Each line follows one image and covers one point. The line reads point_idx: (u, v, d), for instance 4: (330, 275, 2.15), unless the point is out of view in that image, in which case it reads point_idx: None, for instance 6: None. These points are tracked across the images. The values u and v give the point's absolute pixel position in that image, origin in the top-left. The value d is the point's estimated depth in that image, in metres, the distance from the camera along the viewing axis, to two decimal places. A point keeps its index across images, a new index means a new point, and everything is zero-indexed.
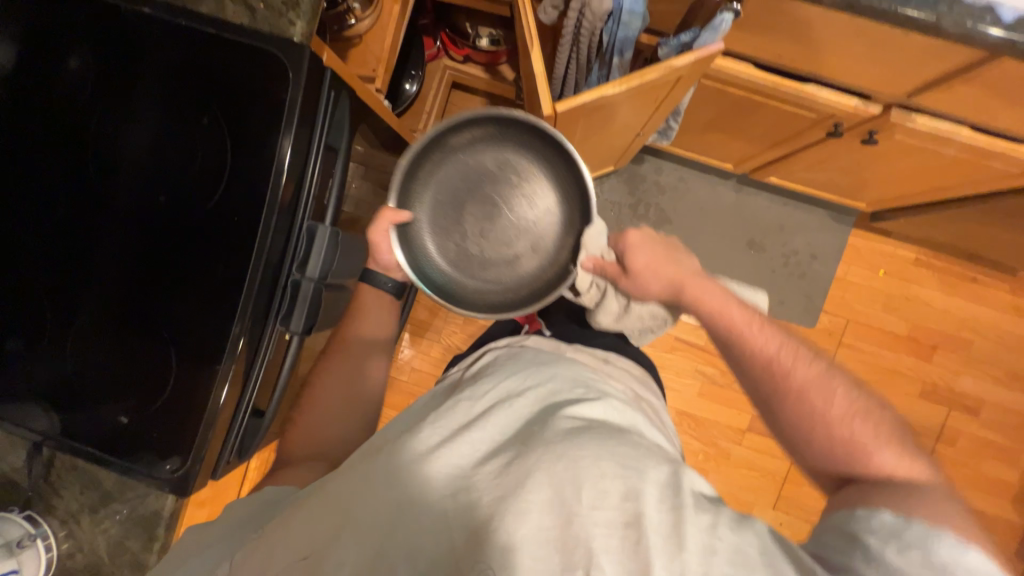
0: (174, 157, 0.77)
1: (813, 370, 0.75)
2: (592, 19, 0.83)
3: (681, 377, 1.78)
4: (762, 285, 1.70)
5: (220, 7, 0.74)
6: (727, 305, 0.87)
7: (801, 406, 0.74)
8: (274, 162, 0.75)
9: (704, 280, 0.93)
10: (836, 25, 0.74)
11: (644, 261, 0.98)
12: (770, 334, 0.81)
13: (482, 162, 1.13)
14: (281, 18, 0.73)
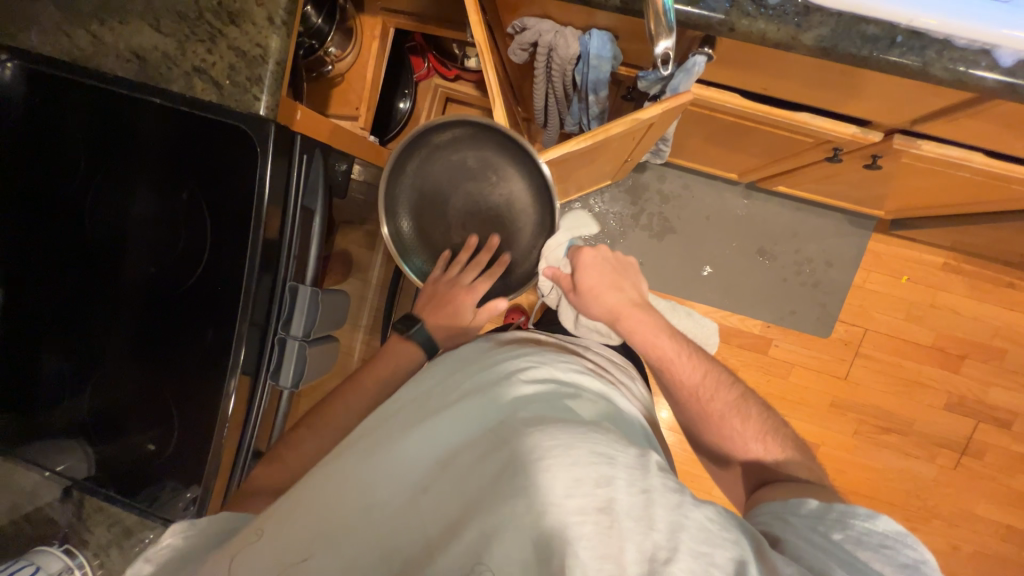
0: (163, 229, 0.82)
1: (728, 397, 0.88)
2: (561, 63, 0.80)
3: None
4: (772, 295, 1.64)
5: (189, 86, 0.76)
6: (660, 339, 0.90)
7: (719, 429, 0.87)
8: (252, 232, 0.79)
9: (643, 313, 0.92)
10: (821, 64, 0.68)
11: (595, 285, 0.95)
12: (695, 364, 0.89)
13: (464, 158, 1.05)
14: (246, 94, 0.75)
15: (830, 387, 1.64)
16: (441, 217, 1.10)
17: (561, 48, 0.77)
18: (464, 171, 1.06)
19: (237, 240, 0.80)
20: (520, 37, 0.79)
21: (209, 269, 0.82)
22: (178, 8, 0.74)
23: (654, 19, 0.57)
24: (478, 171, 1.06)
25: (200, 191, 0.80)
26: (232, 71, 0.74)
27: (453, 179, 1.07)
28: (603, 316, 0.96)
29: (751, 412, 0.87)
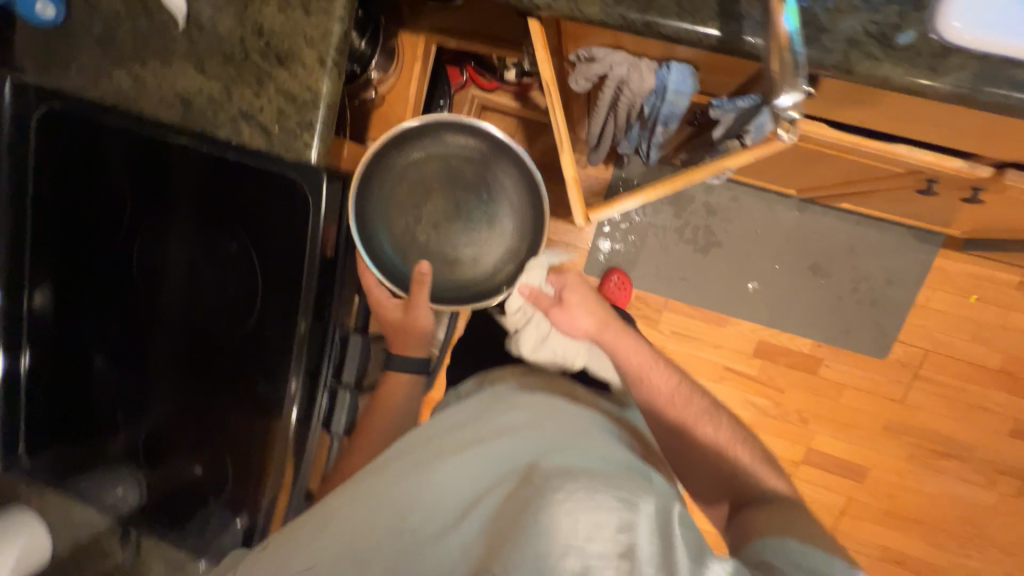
0: (212, 277, 0.80)
1: (698, 405, 0.90)
2: (632, 95, 0.73)
3: (731, 407, 1.66)
4: (825, 313, 1.55)
5: (237, 131, 0.71)
6: (633, 355, 0.95)
7: (695, 438, 0.87)
8: (302, 284, 0.76)
9: (619, 329, 0.98)
10: (942, 106, 0.60)
11: (579, 301, 0.99)
12: (666, 376, 0.93)
13: (461, 170, 0.97)
14: (296, 140, 0.70)
15: (884, 410, 1.56)
16: (412, 217, 0.97)
17: (635, 82, 0.70)
18: (458, 180, 0.97)
19: (288, 291, 0.77)
20: (588, 69, 0.71)
21: (259, 317, 0.79)
22: (224, 48, 0.69)
23: (777, 55, 0.49)
24: (474, 187, 0.98)
25: (250, 236, 0.76)
26: (281, 115, 0.69)
27: (446, 190, 0.97)
28: (590, 334, 0.98)
29: (721, 421, 0.89)
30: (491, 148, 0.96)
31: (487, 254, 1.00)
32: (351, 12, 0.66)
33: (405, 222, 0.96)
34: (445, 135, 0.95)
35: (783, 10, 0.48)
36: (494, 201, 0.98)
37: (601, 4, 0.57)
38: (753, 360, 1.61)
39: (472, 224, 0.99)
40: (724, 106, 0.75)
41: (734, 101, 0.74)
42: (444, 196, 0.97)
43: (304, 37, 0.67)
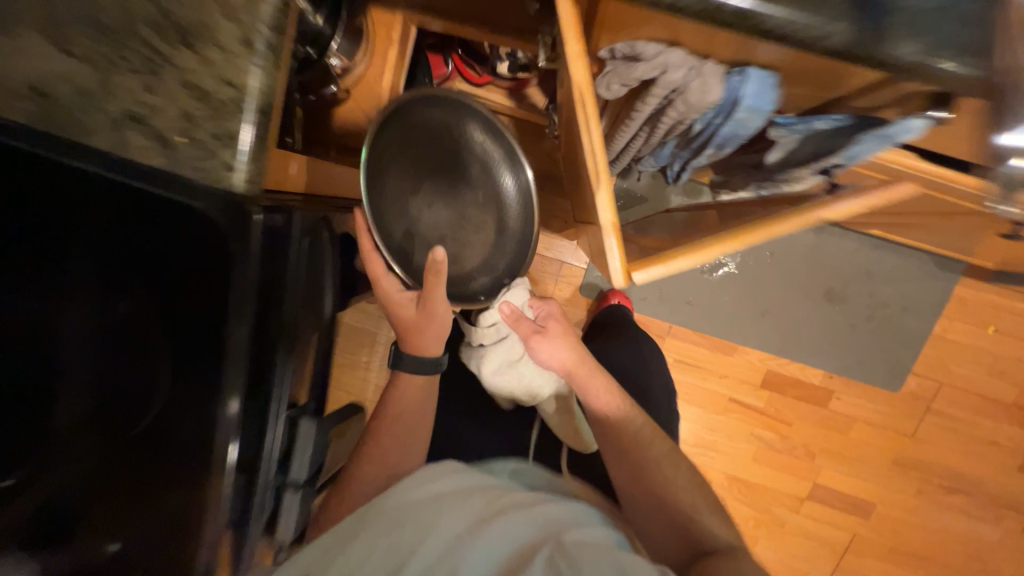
0: (96, 353, 0.55)
1: (659, 451, 0.91)
2: (685, 111, 0.55)
3: (736, 441, 1.53)
4: (839, 342, 1.43)
5: (121, 142, 0.47)
6: (601, 392, 0.92)
7: (650, 483, 0.88)
8: (225, 364, 0.51)
9: (592, 369, 0.93)
10: None
11: (559, 331, 0.93)
12: (632, 414, 0.92)
13: (467, 160, 0.85)
14: (213, 158, 0.47)
15: (893, 444, 1.47)
16: (402, 199, 0.82)
17: (694, 93, 0.51)
18: (461, 170, 0.85)
19: (195, 376, 0.52)
20: (631, 69, 0.53)
21: (153, 408, 0.53)
22: (97, 15, 0.45)
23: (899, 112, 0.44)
24: (476, 184, 0.86)
25: (150, 285, 0.52)
26: (188, 121, 0.46)
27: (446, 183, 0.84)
28: (564, 368, 0.92)
29: (679, 470, 0.90)
30: (501, 145, 0.86)
31: (473, 258, 0.89)
32: None
33: (399, 202, 0.82)
34: (458, 121, 0.84)
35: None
36: (492, 203, 0.88)
37: None
38: (760, 392, 1.49)
39: (465, 223, 0.87)
40: (795, 127, 0.59)
41: (815, 120, 0.57)
42: (444, 184, 0.84)
43: (222, 5, 0.44)
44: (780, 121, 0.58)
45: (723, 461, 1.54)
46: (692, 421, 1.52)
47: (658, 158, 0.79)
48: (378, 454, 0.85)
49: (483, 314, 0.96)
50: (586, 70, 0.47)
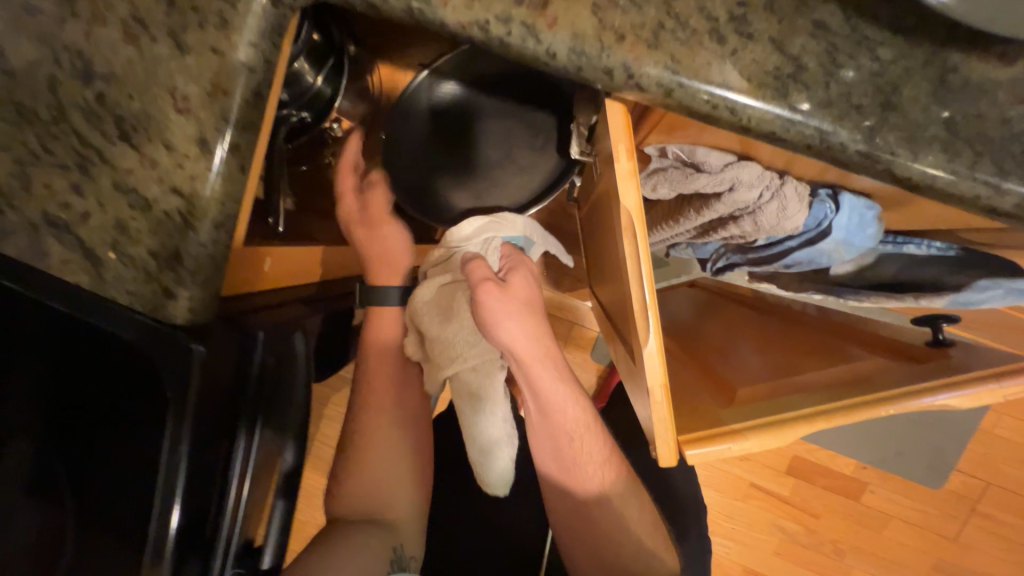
0: (24, 514, 0.43)
1: (625, 494, 0.55)
2: (752, 230, 0.43)
3: (756, 532, 1.37)
4: (876, 433, 1.28)
5: (39, 249, 0.37)
6: (563, 402, 0.52)
7: (592, 530, 0.55)
8: (156, 511, 0.38)
9: (568, 381, 0.52)
10: None
11: (526, 298, 0.51)
12: (597, 439, 0.55)
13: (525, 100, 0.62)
14: (149, 280, 0.36)
15: (933, 548, 1.32)
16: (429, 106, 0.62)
17: (770, 218, 0.41)
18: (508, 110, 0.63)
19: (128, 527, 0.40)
20: (688, 180, 0.43)
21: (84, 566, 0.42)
22: (17, 97, 0.35)
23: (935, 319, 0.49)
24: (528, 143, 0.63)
25: (95, 416, 0.42)
26: (121, 236, 0.36)
27: (494, 114, 0.63)
28: (518, 357, 0.49)
29: (640, 510, 0.56)
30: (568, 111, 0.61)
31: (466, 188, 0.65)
32: (268, 59, 0.34)
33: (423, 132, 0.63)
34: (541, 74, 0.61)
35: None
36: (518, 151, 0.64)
37: (765, 105, 0.27)
38: (784, 479, 1.34)
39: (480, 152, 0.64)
40: (913, 251, 0.47)
41: (930, 248, 0.46)
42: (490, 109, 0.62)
43: (173, 96, 0.34)
44: (894, 240, 0.47)
45: (743, 554, 1.38)
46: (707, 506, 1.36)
47: (694, 250, 0.65)
48: (391, 437, 0.61)
49: (462, 223, 0.58)
50: (637, 191, 0.36)
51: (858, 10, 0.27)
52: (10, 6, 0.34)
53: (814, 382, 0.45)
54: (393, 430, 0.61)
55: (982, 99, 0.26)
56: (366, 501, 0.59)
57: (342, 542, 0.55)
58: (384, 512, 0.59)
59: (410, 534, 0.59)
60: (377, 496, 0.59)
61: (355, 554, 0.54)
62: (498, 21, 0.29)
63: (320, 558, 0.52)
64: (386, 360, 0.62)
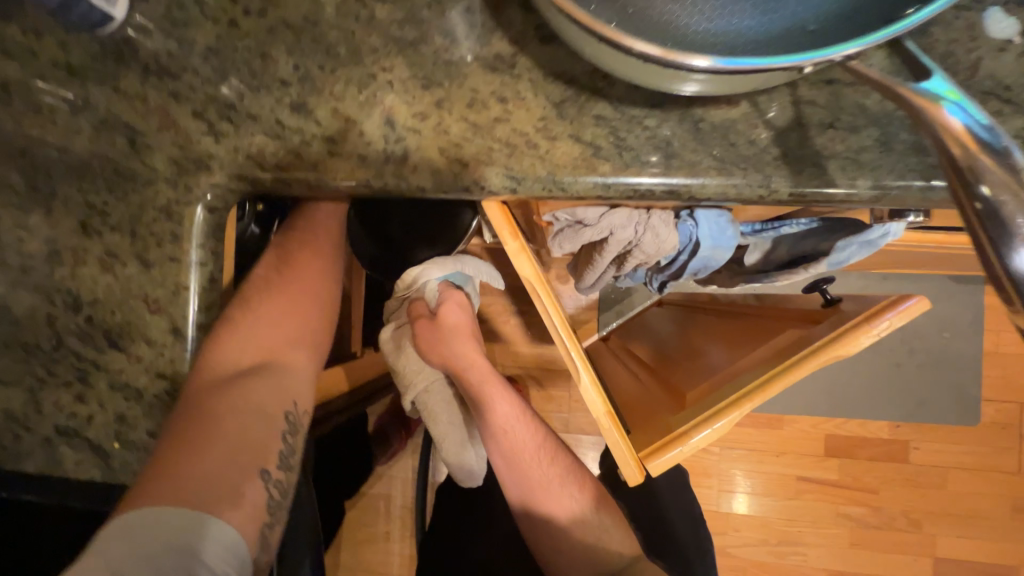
0: None
1: (571, 484, 0.62)
2: (644, 258, 0.52)
3: (822, 528, 1.30)
4: (895, 387, 1.26)
5: (53, 460, 0.43)
6: (497, 399, 0.62)
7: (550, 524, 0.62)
8: None
9: (495, 379, 0.63)
10: None
11: (457, 321, 0.65)
12: (534, 433, 0.63)
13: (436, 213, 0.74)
14: (151, 458, 0.42)
15: (1001, 488, 1.26)
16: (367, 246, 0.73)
17: (651, 245, 0.49)
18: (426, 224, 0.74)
19: None
20: (578, 235, 0.51)
21: None
22: (22, 339, 0.43)
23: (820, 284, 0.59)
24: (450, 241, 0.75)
25: None
26: (122, 425, 0.42)
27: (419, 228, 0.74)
28: (448, 364, 0.63)
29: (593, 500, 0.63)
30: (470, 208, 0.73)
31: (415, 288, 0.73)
32: (215, 252, 0.43)
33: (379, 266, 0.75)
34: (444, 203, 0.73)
35: (942, 103, 0.24)
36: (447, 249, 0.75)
37: (580, 181, 0.36)
38: (828, 463, 1.30)
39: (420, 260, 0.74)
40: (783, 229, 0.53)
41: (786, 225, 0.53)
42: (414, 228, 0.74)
43: (145, 303, 0.42)
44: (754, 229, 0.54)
45: (819, 556, 1.30)
46: (764, 516, 1.31)
47: (631, 279, 0.71)
48: (299, 303, 0.54)
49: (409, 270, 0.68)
50: (530, 261, 0.47)
51: (623, 98, 0.36)
52: (11, 273, 0.44)
53: (754, 363, 0.50)
54: (305, 269, 0.57)
55: (730, 132, 0.35)
56: (256, 346, 0.49)
57: (226, 421, 0.44)
58: (276, 373, 0.49)
59: (308, 403, 0.51)
60: (275, 337, 0.51)
61: (241, 429, 0.45)
62: (376, 179, 0.39)
63: (192, 451, 0.42)
64: (300, 239, 0.59)
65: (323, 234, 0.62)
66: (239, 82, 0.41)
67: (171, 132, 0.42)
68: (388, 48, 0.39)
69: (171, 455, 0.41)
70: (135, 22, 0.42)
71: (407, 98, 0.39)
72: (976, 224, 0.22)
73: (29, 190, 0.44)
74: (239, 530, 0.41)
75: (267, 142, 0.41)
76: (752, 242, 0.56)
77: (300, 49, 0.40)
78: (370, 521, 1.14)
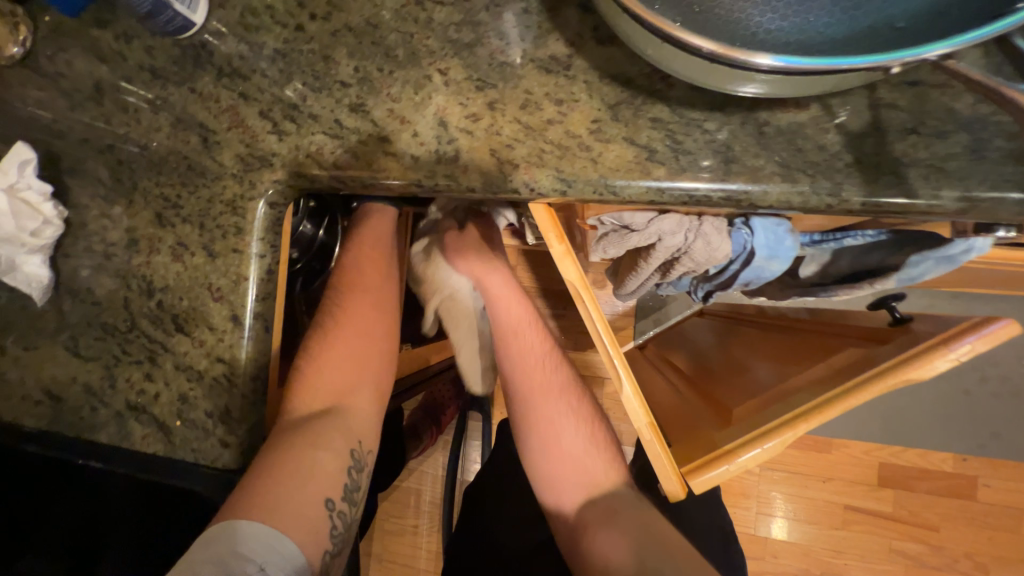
0: None
1: (574, 401, 0.60)
2: (691, 266, 0.50)
3: (872, 563, 1.21)
4: (962, 417, 1.16)
5: (123, 432, 0.46)
6: (518, 314, 0.61)
7: (543, 439, 0.59)
8: None
9: (519, 299, 0.62)
10: None
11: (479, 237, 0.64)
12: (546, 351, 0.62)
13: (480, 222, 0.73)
14: (206, 437, 0.45)
15: None
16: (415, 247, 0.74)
17: (700, 253, 0.47)
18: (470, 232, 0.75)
19: None
20: (624, 240, 0.49)
21: None
22: (102, 318, 0.47)
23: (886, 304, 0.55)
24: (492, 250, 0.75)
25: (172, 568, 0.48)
26: (184, 405, 0.45)
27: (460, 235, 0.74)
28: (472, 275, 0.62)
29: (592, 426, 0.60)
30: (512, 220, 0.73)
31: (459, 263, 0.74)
32: (272, 245, 0.45)
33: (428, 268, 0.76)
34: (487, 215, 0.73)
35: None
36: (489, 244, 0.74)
37: (632, 184, 0.35)
38: (881, 493, 1.21)
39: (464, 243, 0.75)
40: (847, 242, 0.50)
41: (849, 237, 0.50)
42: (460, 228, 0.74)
43: (207, 290, 0.45)
44: (807, 241, 0.52)
45: None
46: (807, 543, 1.23)
47: (675, 288, 0.69)
48: (366, 344, 0.56)
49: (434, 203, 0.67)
50: (575, 265, 0.46)
51: (681, 101, 0.35)
52: (96, 257, 0.48)
53: (808, 381, 0.47)
54: (370, 303, 0.59)
55: (795, 137, 0.33)
56: (328, 390, 0.52)
57: (291, 452, 0.45)
58: (342, 411, 0.51)
59: (371, 441, 0.52)
60: (342, 379, 0.53)
61: (313, 460, 0.45)
62: (427, 179, 0.40)
63: (268, 474, 0.43)
64: (366, 270, 0.60)
65: (388, 255, 0.62)
66: (302, 84, 0.43)
67: (239, 131, 0.44)
68: (443, 50, 0.40)
69: (250, 481, 0.42)
70: (212, 28, 0.45)
71: (459, 99, 0.39)
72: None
73: (113, 182, 0.48)
74: (303, 553, 0.42)
75: (325, 141, 0.42)
76: (810, 253, 0.53)
77: (360, 52, 0.41)
78: (400, 514, 1.17)
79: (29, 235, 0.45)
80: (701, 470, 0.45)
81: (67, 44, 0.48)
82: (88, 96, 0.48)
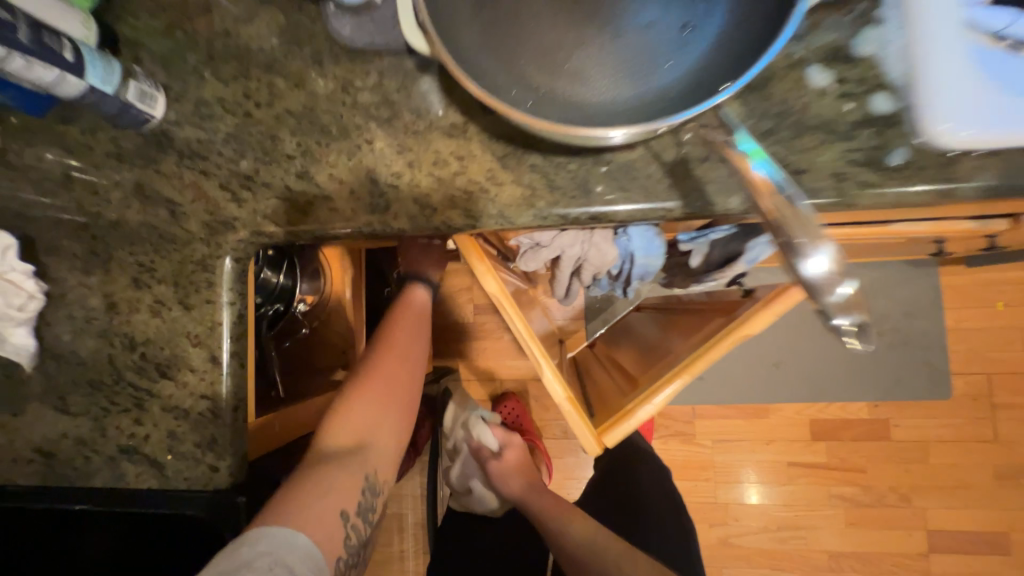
0: None
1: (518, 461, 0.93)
2: (594, 271, 0.63)
3: (818, 510, 1.36)
4: (867, 369, 1.34)
5: (119, 476, 0.52)
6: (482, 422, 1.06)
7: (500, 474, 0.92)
8: None
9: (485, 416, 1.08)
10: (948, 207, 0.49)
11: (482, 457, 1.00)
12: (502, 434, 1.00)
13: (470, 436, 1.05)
14: (198, 465, 0.52)
15: (981, 456, 1.32)
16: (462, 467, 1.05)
17: (597, 261, 0.61)
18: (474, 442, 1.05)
19: None
20: (537, 255, 0.60)
21: None
22: (89, 376, 0.53)
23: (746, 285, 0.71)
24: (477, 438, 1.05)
25: None
26: (173, 441, 0.52)
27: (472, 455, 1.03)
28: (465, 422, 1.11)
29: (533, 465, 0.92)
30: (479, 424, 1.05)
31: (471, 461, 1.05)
32: (241, 293, 0.53)
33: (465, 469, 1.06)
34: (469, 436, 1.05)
35: (751, 159, 0.37)
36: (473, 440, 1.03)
37: (527, 214, 0.47)
38: (816, 447, 1.36)
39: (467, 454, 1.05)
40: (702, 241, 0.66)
41: (707, 233, 0.65)
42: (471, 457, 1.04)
43: (186, 337, 0.52)
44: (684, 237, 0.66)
45: (818, 538, 1.36)
46: (761, 501, 1.37)
47: (600, 288, 0.81)
48: (394, 389, 0.64)
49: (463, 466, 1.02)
50: (496, 281, 0.57)
51: (549, 149, 0.47)
52: (79, 323, 0.54)
53: (697, 343, 0.61)
54: (401, 353, 0.68)
55: (631, 169, 0.46)
56: (352, 425, 0.59)
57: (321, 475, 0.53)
58: (367, 443, 0.59)
59: (386, 470, 0.59)
60: (370, 415, 0.61)
61: (336, 481, 0.53)
62: (366, 225, 0.50)
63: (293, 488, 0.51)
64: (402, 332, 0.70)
65: (419, 324, 0.73)
66: (254, 160, 0.52)
67: (203, 202, 0.53)
68: (368, 123, 0.50)
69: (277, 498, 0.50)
70: (170, 118, 0.53)
71: (385, 162, 0.50)
72: (775, 238, 0.33)
73: (89, 256, 0.55)
74: (320, 557, 0.48)
75: (279, 204, 0.51)
76: (692, 247, 0.67)
77: (301, 130, 0.51)
78: (387, 535, 1.21)
79: (16, 310, 0.51)
80: (626, 416, 0.57)
81: (34, 141, 0.55)
82: (58, 182, 0.55)
